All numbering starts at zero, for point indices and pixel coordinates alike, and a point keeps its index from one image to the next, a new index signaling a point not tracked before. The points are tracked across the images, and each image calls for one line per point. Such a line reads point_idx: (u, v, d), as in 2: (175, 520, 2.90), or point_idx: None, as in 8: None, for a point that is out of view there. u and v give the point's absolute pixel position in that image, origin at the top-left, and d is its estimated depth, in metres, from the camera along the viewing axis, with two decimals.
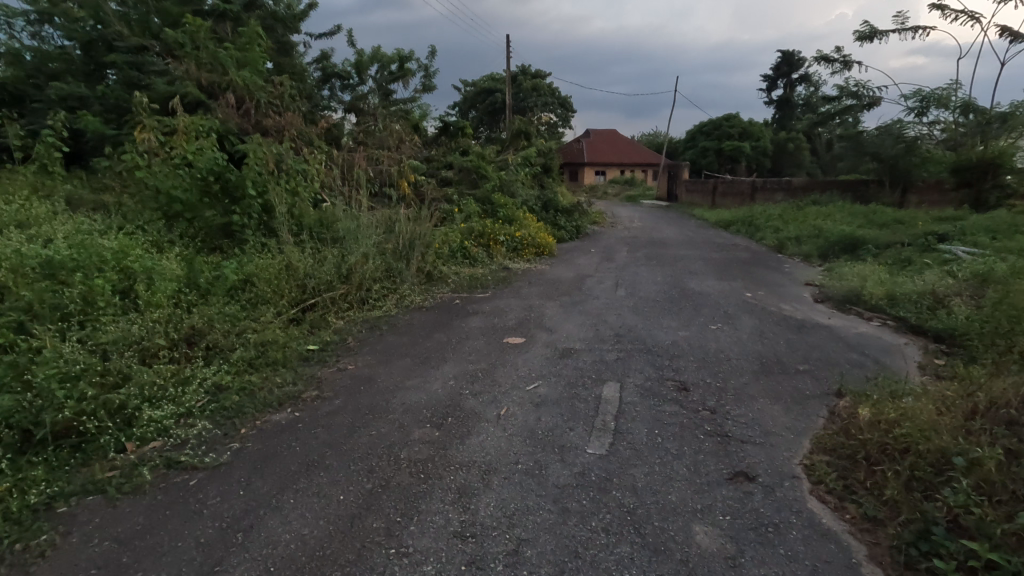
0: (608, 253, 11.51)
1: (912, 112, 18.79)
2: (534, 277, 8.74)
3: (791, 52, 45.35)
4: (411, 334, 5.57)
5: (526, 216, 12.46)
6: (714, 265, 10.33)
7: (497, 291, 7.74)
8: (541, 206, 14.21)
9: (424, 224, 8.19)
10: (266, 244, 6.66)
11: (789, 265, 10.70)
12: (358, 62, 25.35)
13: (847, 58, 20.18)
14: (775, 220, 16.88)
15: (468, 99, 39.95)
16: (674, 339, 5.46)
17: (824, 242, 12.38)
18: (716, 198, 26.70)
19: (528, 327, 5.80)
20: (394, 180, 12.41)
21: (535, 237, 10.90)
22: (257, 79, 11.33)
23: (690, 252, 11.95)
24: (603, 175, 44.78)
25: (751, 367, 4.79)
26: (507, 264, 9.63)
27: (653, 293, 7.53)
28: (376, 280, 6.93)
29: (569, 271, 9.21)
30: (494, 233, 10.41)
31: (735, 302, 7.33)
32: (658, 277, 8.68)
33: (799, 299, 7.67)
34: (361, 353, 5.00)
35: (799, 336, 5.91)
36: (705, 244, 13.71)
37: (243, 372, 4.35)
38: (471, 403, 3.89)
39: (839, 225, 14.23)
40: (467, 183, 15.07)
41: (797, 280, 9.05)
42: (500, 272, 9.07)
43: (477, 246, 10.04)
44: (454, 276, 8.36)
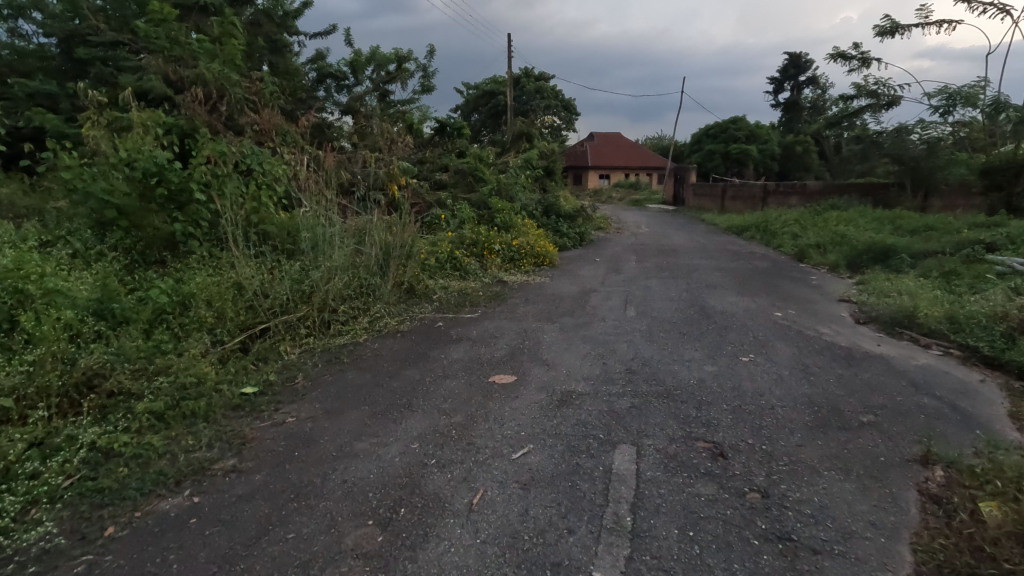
0: (614, 263, 10.50)
1: (936, 111, 17.72)
2: (532, 293, 7.73)
3: (798, 54, 44.23)
4: (377, 371, 4.55)
5: (527, 223, 11.44)
6: (733, 277, 9.29)
7: (489, 310, 6.72)
8: (542, 212, 13.23)
9: (404, 232, 7.18)
10: (214, 258, 5.68)
11: (816, 277, 9.66)
12: (355, 63, 24.56)
13: (866, 55, 19.13)
14: (792, 226, 15.85)
15: (470, 102, 39.15)
16: (699, 377, 4.45)
17: (851, 251, 11.33)
18: (725, 202, 25.61)
19: (521, 361, 4.77)
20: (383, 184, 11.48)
21: (535, 245, 9.90)
22: (231, 73, 10.40)
23: (704, 261, 10.93)
24: (607, 178, 43.75)
25: (802, 419, 3.76)
26: (502, 276, 8.63)
27: (669, 313, 6.51)
28: (344, 299, 5.94)
29: (571, 285, 8.21)
30: (489, 242, 9.39)
31: (765, 324, 6.31)
32: (672, 293, 7.65)
33: (837, 319, 6.65)
34: (309, 399, 3.98)
35: (850, 369, 4.88)
36: (719, 252, 12.67)
37: (145, 431, 3.36)
38: (435, 482, 2.88)
39: (864, 231, 13.17)
40: (463, 187, 14.09)
41: (829, 295, 8.00)
42: (495, 287, 8.05)
43: (470, 256, 9.03)
44: (440, 291, 7.36)
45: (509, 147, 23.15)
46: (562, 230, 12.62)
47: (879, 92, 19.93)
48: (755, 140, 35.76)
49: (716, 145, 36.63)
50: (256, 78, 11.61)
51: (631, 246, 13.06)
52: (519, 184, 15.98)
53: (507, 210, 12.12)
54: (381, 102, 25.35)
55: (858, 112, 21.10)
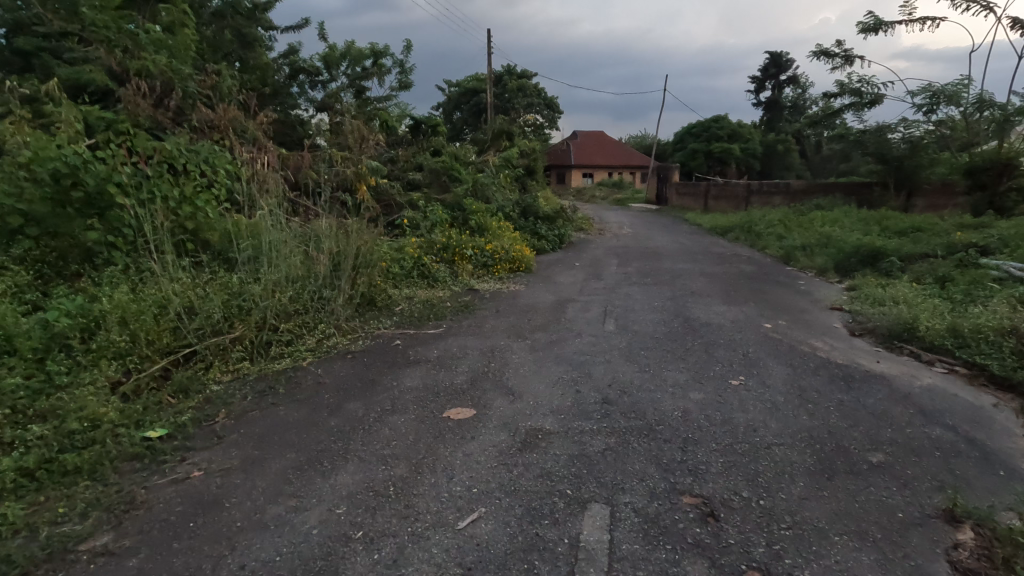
0: (595, 268, 9.98)
1: (919, 109, 17.52)
2: (505, 303, 7.15)
3: (779, 53, 44.21)
4: (314, 405, 3.93)
5: (503, 226, 10.83)
6: (719, 283, 8.82)
7: (455, 323, 6.12)
8: (520, 214, 12.64)
9: (363, 239, 6.55)
10: (138, 271, 5.01)
11: (804, 282, 9.23)
12: (329, 58, 23.76)
13: (849, 52, 18.88)
14: (776, 227, 15.49)
15: (452, 100, 38.47)
16: (685, 408, 3.91)
17: (838, 253, 10.96)
18: (709, 201, 25.28)
19: (484, 390, 4.19)
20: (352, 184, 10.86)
21: (510, 250, 9.32)
22: (183, 66, 9.66)
23: (688, 265, 10.43)
24: (590, 177, 43.33)
25: (804, 461, 3.24)
26: (473, 284, 8.04)
27: (652, 327, 5.97)
28: (288, 316, 5.30)
29: (547, 294, 7.66)
30: (461, 248, 8.78)
31: (755, 338, 5.80)
32: (655, 302, 7.14)
33: (831, 331, 6.18)
34: (226, 444, 3.36)
35: (851, 393, 4.39)
36: (703, 255, 12.20)
37: (7, 497, 2.73)
38: (357, 567, 2.29)
39: (850, 232, 12.84)
40: (437, 188, 13.45)
41: (820, 303, 7.56)
42: (465, 297, 7.44)
43: (439, 263, 8.42)
44: (404, 305, 6.75)
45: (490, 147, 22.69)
46: (541, 232, 12.06)
47: (863, 90, 19.69)
48: (737, 139, 35.57)
49: (699, 144, 36.41)
50: (213, 72, 10.86)
51: (613, 249, 12.53)
52: (498, 184, 15.37)
53: (482, 212, 11.52)
54: (358, 99, 24.59)
55: (841, 110, 20.87)
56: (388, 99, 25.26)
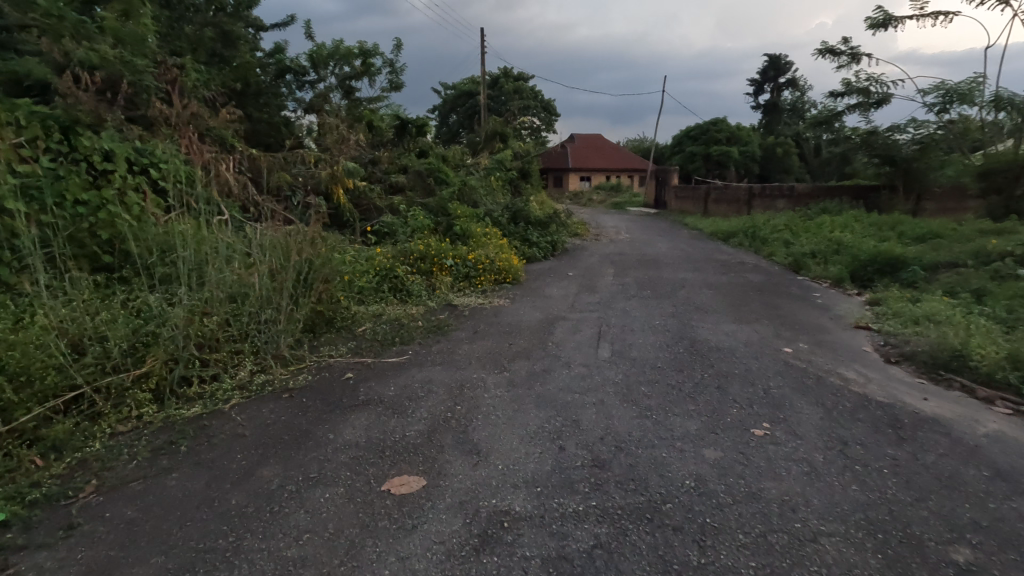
0: (589, 278, 9.12)
1: (931, 109, 16.70)
2: (484, 321, 6.26)
3: (777, 55, 43.54)
4: (219, 470, 3.02)
5: (490, 231, 9.95)
6: (727, 296, 7.95)
7: (423, 349, 5.20)
8: (510, 219, 11.78)
9: (317, 250, 5.64)
10: (27, 291, 4.10)
11: (820, 295, 8.36)
12: (316, 56, 22.91)
13: (855, 50, 18.09)
14: (783, 232, 14.64)
15: (448, 102, 37.64)
16: (699, 474, 3.02)
17: (853, 261, 10.10)
18: (708, 205, 24.42)
19: (442, 446, 3.29)
20: (327, 187, 10.41)
21: (495, 259, 8.41)
22: (134, 57, 8.74)
23: (691, 275, 9.56)
24: (587, 180, 42.50)
25: (868, 566, 2.35)
26: (451, 299, 7.15)
27: (655, 354, 5.08)
28: (215, 344, 4.38)
29: (533, 310, 6.78)
30: (440, 256, 7.91)
31: (776, 367, 4.91)
32: (656, 321, 6.25)
33: (862, 358, 5.31)
34: (73, 540, 2.46)
35: (905, 446, 3.51)
36: (707, 262, 11.35)
37: None
38: None
39: (863, 239, 12.00)
40: (422, 191, 12.57)
41: (842, 322, 6.69)
42: (441, 315, 6.56)
43: (414, 275, 7.54)
44: (367, 328, 5.82)
45: (482, 149, 21.83)
46: (533, 238, 11.17)
47: (870, 89, 18.88)
48: (736, 142, 34.84)
49: (697, 147, 35.62)
50: (174, 64, 9.96)
51: (609, 256, 11.67)
52: (488, 187, 14.51)
53: (468, 218, 10.65)
54: (346, 100, 23.73)
55: (847, 111, 20.07)
56: (379, 99, 24.43)
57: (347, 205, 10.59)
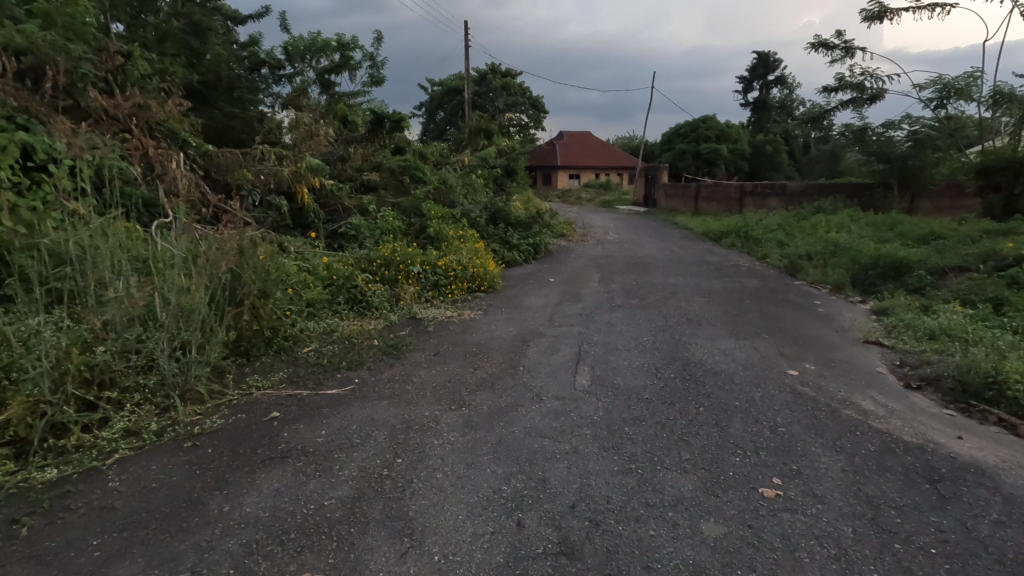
0: (572, 284, 8.41)
1: (927, 104, 16.16)
2: (450, 338, 5.53)
3: (766, 52, 43.11)
4: (59, 569, 2.26)
5: (465, 234, 9.21)
6: (722, 305, 7.28)
7: (372, 377, 4.43)
8: (489, 220, 11.01)
9: (252, 261, 4.85)
10: None
11: (821, 303, 7.71)
12: (293, 50, 22.03)
13: (849, 44, 17.52)
14: (777, 232, 14.04)
15: (434, 99, 36.81)
16: (697, 564, 2.31)
17: (853, 265, 9.48)
18: (698, 203, 23.79)
19: (366, 522, 2.55)
20: (290, 186, 9.67)
21: (469, 266, 7.66)
22: (68, 42, 7.88)
23: (682, 281, 8.89)
24: (577, 179, 41.87)
25: None
26: (416, 311, 6.41)
27: (641, 381, 4.36)
28: (107, 378, 3.58)
29: (507, 324, 6.06)
30: (407, 263, 7.16)
31: (782, 396, 4.22)
32: (644, 338, 5.56)
33: (878, 382, 4.65)
34: None
35: (951, 510, 2.82)
36: (698, 266, 10.69)
37: None
38: None
39: (861, 241, 11.39)
40: (395, 190, 11.77)
41: (850, 336, 6.02)
42: (401, 330, 5.81)
43: (377, 284, 6.79)
44: (312, 351, 5.04)
45: (465, 145, 21.02)
46: (513, 240, 10.40)
47: (864, 84, 18.32)
48: (725, 139, 34.33)
49: (686, 145, 35.05)
50: (119, 52, 9.11)
51: (594, 259, 10.97)
52: (469, 186, 13.73)
53: (443, 219, 9.90)
54: (325, 95, 22.84)
55: (840, 107, 19.52)
56: (359, 94, 23.57)
57: (312, 206, 9.76)
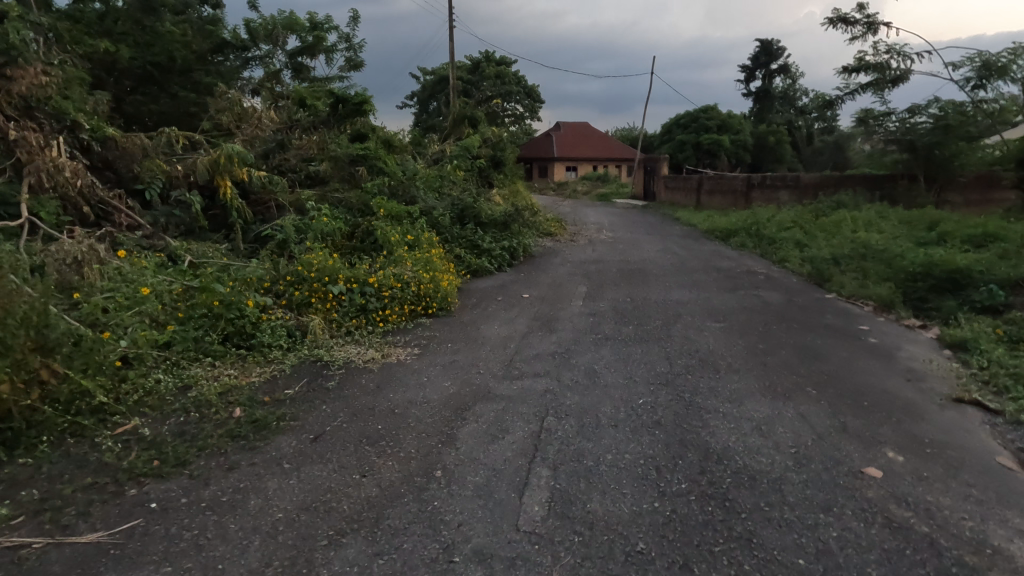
0: (548, 303, 6.64)
1: (962, 85, 14.25)
2: (354, 400, 3.76)
3: (768, 40, 41.11)
4: None
5: (419, 238, 7.42)
6: (744, 335, 5.51)
7: (183, 498, 2.65)
8: (454, 220, 9.18)
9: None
10: None
11: (870, 330, 5.95)
12: (261, 29, 20.06)
13: (872, 18, 15.61)
14: (795, 231, 12.25)
15: (426, 89, 34.86)
16: None
17: (898, 275, 7.72)
18: (701, 196, 21.90)
19: None
20: (212, 179, 7.84)
21: (410, 282, 5.87)
22: None
23: (688, 296, 7.13)
24: (573, 170, 39.98)
25: None
26: (322, 353, 4.62)
27: (632, 506, 2.60)
28: None
29: (444, 373, 4.28)
30: (325, 281, 5.44)
31: (878, 537, 2.46)
32: (639, 402, 3.79)
33: (1019, 494, 2.88)
34: None
35: None
36: (707, 273, 8.92)
37: None
38: None
39: (897, 244, 9.62)
40: (348, 184, 9.92)
41: (932, 391, 4.24)
42: (290, 382, 4.07)
43: (279, 311, 5.06)
44: (118, 434, 3.23)
45: (448, 134, 19.15)
46: (482, 244, 8.58)
47: (887, 64, 16.42)
48: (727, 130, 32.36)
49: (686, 135, 33.13)
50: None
51: (582, 266, 9.14)
52: (442, 178, 11.87)
53: (394, 220, 8.10)
54: (298, 80, 20.93)
55: (859, 91, 17.61)
56: (337, 79, 21.68)
57: (235, 202, 7.86)
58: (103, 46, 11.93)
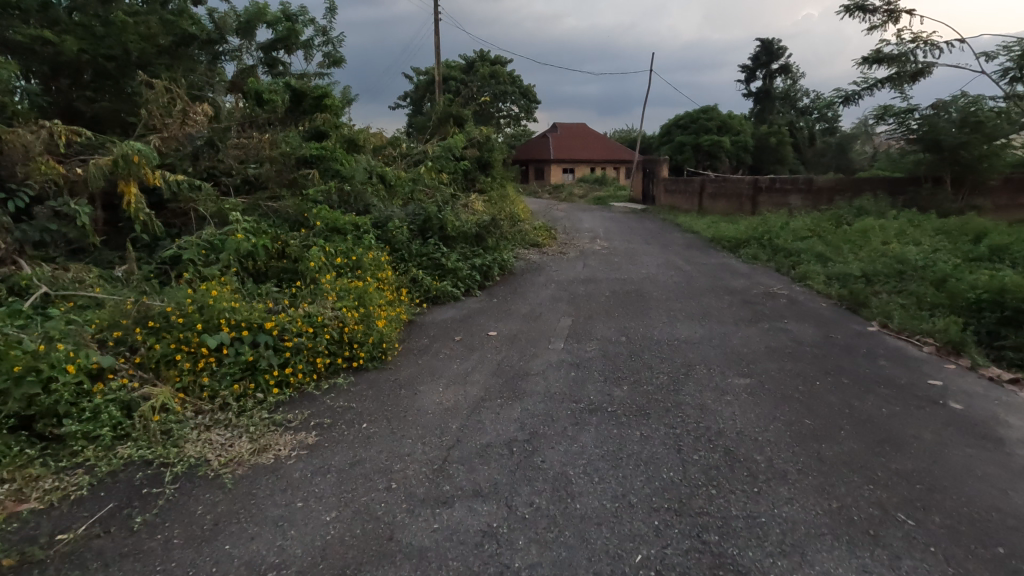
0: (517, 344, 5.14)
1: (997, 76, 12.74)
2: (158, 565, 2.24)
3: (769, 39, 39.72)
4: None
5: (359, 258, 5.89)
6: (780, 401, 3.99)
7: None
8: (415, 233, 7.64)
9: None
10: None
11: (944, 388, 4.43)
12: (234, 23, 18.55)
13: (893, 6, 14.12)
14: (814, 242, 10.73)
15: (418, 90, 33.42)
16: None
17: (956, 303, 6.23)
18: (704, 200, 20.38)
19: None
20: (121, 187, 6.29)
21: (326, 325, 4.33)
22: None
23: (698, 333, 5.63)
24: (570, 173, 38.49)
25: None
26: (163, 446, 3.10)
27: None
28: None
29: (332, 489, 2.77)
30: (202, 327, 3.93)
31: None
32: (635, 561, 2.30)
33: None
34: None
35: None
36: (720, 297, 7.42)
37: None
38: None
39: (941, 259, 8.12)
40: (293, 189, 8.40)
41: None
42: (77, 514, 2.55)
43: (122, 375, 3.54)
44: None
45: (430, 135, 17.65)
46: (446, 263, 7.07)
47: (909, 56, 14.90)
48: (727, 131, 30.89)
49: (686, 137, 31.68)
50: None
51: (567, 287, 7.62)
52: (413, 181, 10.32)
53: (336, 235, 6.58)
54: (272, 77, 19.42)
55: (876, 86, 16.10)
56: (315, 76, 20.14)
57: (143, 215, 6.32)
58: (36, 34, 8.96)
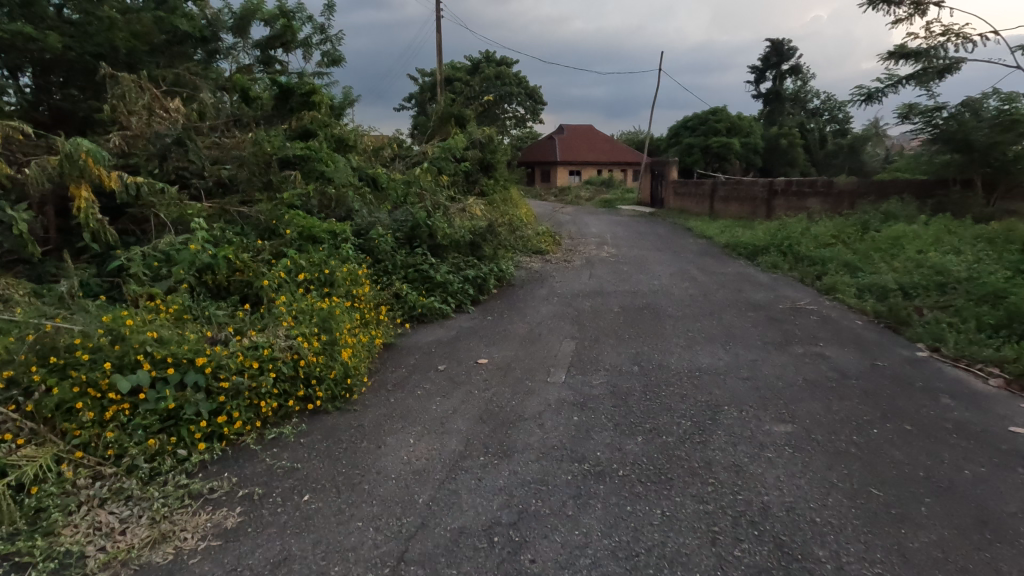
0: (508, 377, 4.35)
1: None
2: None
3: (778, 39, 38.75)
4: None
5: (331, 272, 5.12)
6: (835, 460, 3.18)
7: None
8: (401, 241, 6.88)
9: None
10: None
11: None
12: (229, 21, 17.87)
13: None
14: (841, 250, 9.87)
15: (422, 91, 32.72)
16: None
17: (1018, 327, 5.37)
18: (716, 204, 19.51)
19: None
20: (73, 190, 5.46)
21: (273, 359, 3.54)
22: None
23: (723, 362, 4.80)
24: (577, 175, 37.66)
25: None
26: (23, 541, 2.33)
27: None
28: None
29: None
30: (114, 366, 3.16)
31: None
32: None
33: None
34: None
35: None
36: (744, 314, 6.60)
37: None
38: None
39: (987, 270, 7.26)
40: (272, 191, 7.67)
41: None
42: None
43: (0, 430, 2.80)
44: None
45: (429, 136, 16.90)
46: (435, 275, 6.30)
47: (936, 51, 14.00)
48: (737, 132, 29.99)
49: (695, 138, 30.64)
50: None
51: (571, 302, 6.82)
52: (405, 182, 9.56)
53: (309, 245, 5.83)
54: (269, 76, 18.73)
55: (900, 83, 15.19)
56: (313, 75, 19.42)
57: (95, 222, 5.51)
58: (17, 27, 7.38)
